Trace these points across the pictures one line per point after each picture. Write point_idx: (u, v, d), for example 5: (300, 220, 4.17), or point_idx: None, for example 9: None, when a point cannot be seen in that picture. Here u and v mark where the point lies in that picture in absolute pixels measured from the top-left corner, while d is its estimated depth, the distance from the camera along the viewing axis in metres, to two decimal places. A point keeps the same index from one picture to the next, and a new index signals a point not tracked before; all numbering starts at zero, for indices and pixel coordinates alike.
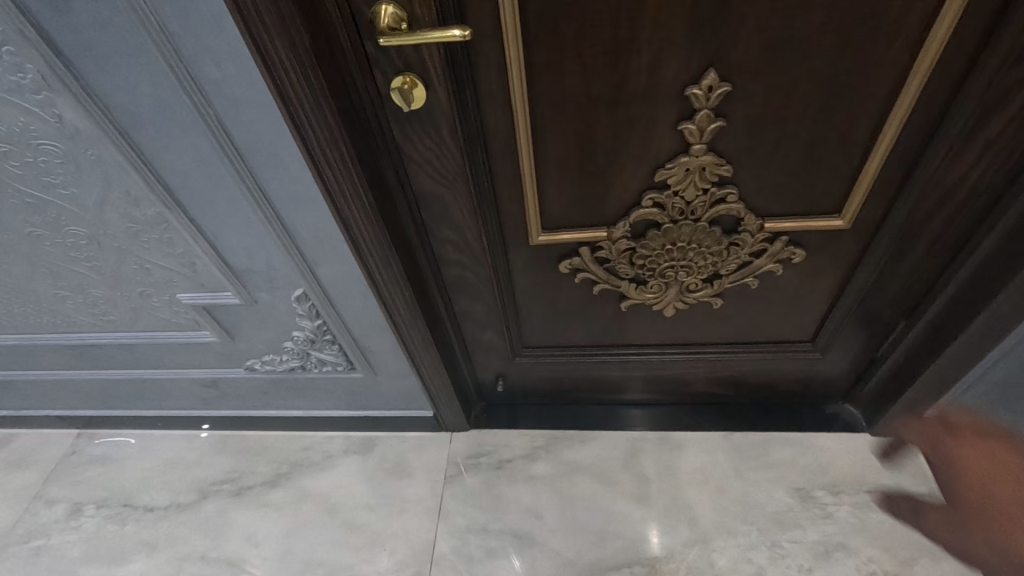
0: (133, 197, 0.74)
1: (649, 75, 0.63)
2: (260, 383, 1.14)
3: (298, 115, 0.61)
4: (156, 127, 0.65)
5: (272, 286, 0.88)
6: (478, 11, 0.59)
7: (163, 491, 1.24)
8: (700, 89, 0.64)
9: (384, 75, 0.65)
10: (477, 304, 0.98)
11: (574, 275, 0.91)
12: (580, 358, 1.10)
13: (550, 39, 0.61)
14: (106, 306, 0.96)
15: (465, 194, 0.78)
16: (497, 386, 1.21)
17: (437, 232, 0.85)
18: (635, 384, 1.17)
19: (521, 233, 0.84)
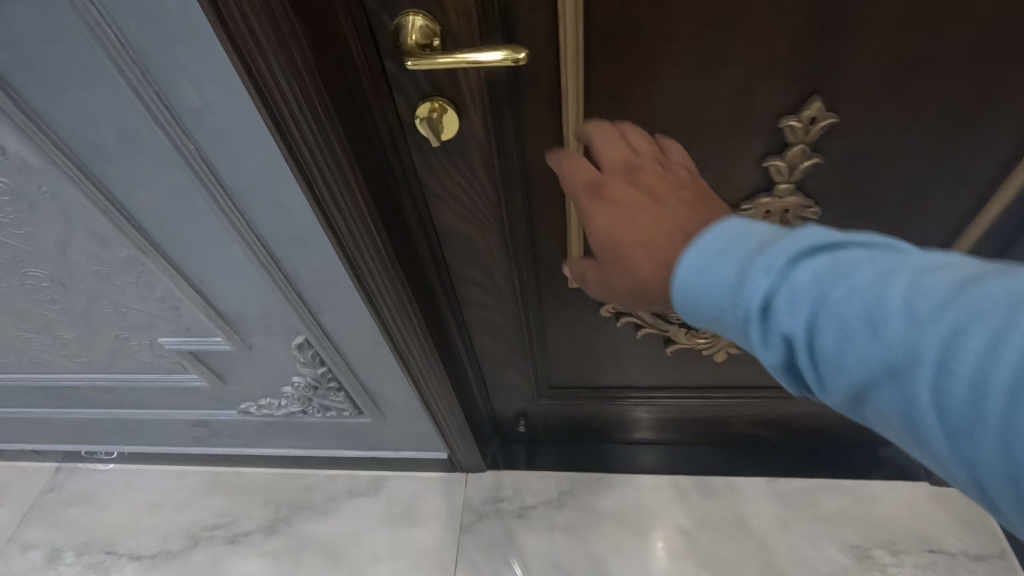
0: (101, 238, 0.62)
1: (734, 104, 0.51)
2: (256, 424, 1.02)
3: (300, 151, 0.49)
4: (123, 162, 0.52)
5: (267, 332, 0.76)
6: (529, 24, 0.47)
7: (150, 536, 1.13)
8: (798, 120, 0.52)
9: (408, 99, 0.53)
10: (502, 346, 0.87)
11: (617, 319, 0.80)
12: (612, 399, 1.00)
13: (617, 59, 0.49)
14: (77, 348, 0.83)
15: (497, 234, 0.66)
16: (517, 424, 1.10)
17: (460, 273, 0.73)
18: (670, 424, 1.07)
19: (558, 275, 0.73)
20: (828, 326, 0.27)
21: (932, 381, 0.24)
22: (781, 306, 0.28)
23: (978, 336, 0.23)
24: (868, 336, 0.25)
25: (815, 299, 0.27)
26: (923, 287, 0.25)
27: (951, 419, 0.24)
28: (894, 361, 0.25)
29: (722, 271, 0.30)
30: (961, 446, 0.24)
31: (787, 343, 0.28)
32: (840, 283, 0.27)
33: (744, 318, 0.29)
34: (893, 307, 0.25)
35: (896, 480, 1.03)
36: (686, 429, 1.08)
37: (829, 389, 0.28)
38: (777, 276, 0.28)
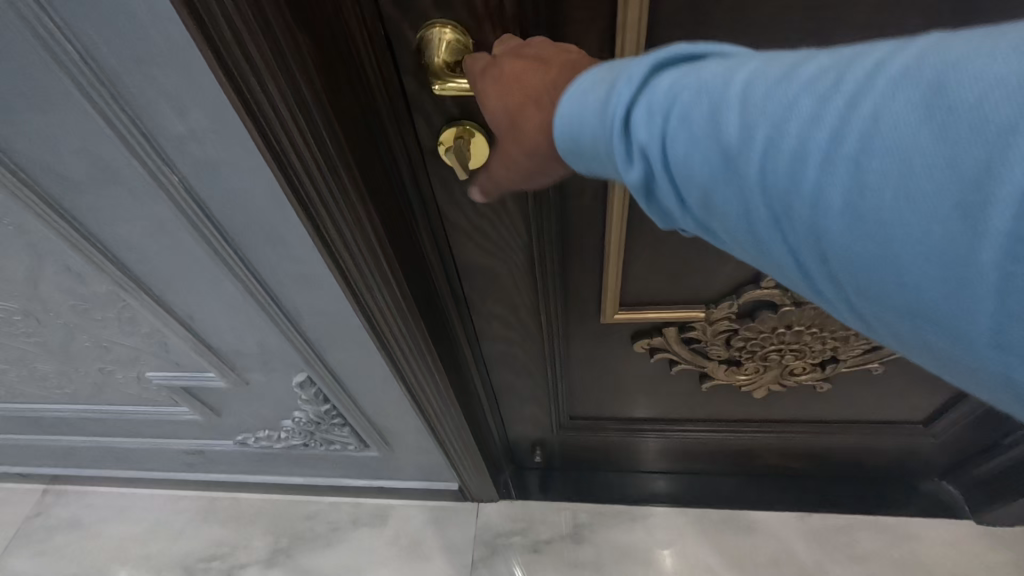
0: (75, 273, 0.54)
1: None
2: (254, 453, 0.96)
3: (303, 184, 0.42)
4: (95, 192, 0.45)
5: (266, 368, 0.69)
6: (581, 37, 0.41)
7: (142, 568, 1.07)
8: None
9: (430, 123, 0.46)
10: (522, 378, 0.80)
11: (650, 354, 0.73)
12: (636, 431, 0.93)
13: None
14: (58, 379, 0.76)
15: (525, 267, 0.59)
16: (534, 453, 1.03)
17: (481, 307, 0.66)
18: (697, 456, 1.00)
19: (590, 308, 0.66)
20: (675, 127, 0.23)
21: (761, 164, 0.21)
22: (632, 117, 0.25)
23: (814, 106, 0.20)
24: (704, 127, 0.22)
25: (656, 103, 0.24)
26: (760, 66, 0.22)
27: (786, 207, 0.21)
28: (730, 146, 0.22)
29: (584, 99, 0.27)
30: (804, 238, 0.21)
31: (646, 157, 0.25)
32: (689, 82, 0.23)
33: (608, 136, 0.26)
34: (728, 91, 0.22)
35: (937, 516, 0.97)
36: (713, 460, 1.01)
37: (679, 201, 0.25)
38: (637, 86, 0.25)
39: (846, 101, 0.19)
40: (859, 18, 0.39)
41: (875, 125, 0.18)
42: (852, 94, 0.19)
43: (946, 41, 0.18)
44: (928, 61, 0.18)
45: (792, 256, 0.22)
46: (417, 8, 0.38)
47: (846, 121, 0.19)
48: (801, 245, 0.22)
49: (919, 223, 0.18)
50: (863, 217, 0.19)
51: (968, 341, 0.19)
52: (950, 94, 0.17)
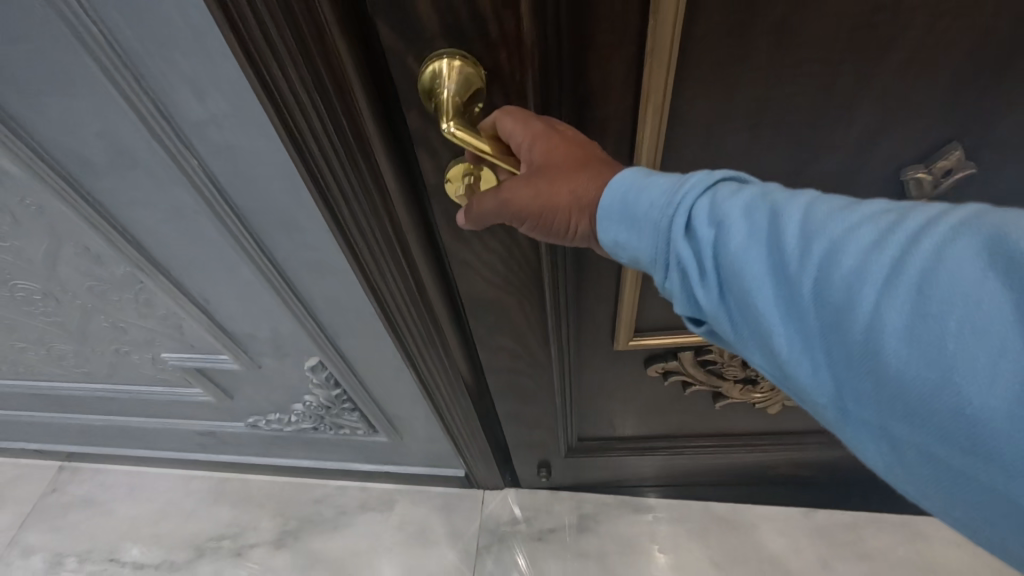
0: (94, 254, 0.55)
1: (846, 142, 0.44)
2: (265, 436, 0.97)
3: (324, 171, 0.42)
4: (113, 173, 0.45)
5: (279, 354, 0.70)
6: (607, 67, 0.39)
7: (154, 546, 1.09)
8: (927, 171, 0.46)
9: (436, 160, 0.43)
10: (531, 407, 0.79)
11: (664, 377, 0.74)
12: (645, 451, 0.93)
13: (714, 105, 0.41)
14: (75, 359, 0.77)
15: (534, 298, 0.58)
16: (541, 478, 1.02)
17: (489, 340, 0.64)
18: (705, 474, 1.00)
19: (604, 336, 0.66)
20: (734, 225, 0.27)
21: (818, 271, 0.25)
22: (694, 212, 0.29)
23: (878, 237, 0.24)
24: (767, 230, 0.27)
25: (718, 204, 0.28)
26: (822, 199, 0.27)
27: (839, 319, 0.24)
28: (788, 251, 0.26)
29: (646, 185, 0.31)
30: (861, 349, 0.24)
31: (703, 247, 0.29)
32: (759, 196, 0.28)
33: (667, 219, 0.30)
34: (794, 212, 0.26)
35: None
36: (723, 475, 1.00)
37: (716, 292, 0.29)
38: (703, 186, 0.30)
39: (905, 241, 0.23)
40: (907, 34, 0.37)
41: (939, 268, 0.22)
42: (911, 237, 0.23)
43: (994, 209, 0.22)
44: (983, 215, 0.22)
45: (834, 367, 0.25)
46: (424, 32, 0.35)
47: (907, 256, 0.23)
48: (844, 355, 0.25)
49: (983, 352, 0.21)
50: (915, 339, 0.22)
51: (1007, 475, 0.21)
52: (1005, 240, 0.21)
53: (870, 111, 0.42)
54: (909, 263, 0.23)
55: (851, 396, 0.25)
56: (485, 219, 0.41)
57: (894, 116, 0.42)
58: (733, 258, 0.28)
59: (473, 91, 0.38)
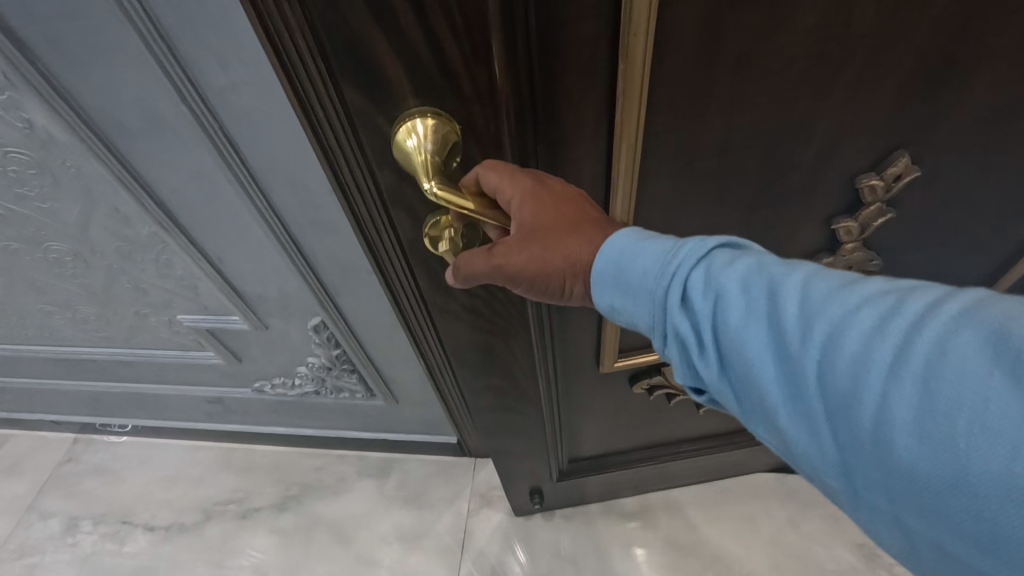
0: (123, 215, 0.62)
1: (802, 150, 0.49)
2: (270, 403, 1.04)
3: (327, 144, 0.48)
4: (146, 138, 0.52)
5: (285, 314, 0.77)
6: (581, 107, 0.41)
7: (164, 509, 1.15)
8: (881, 178, 0.51)
9: (414, 215, 0.45)
10: (521, 440, 0.81)
11: (649, 392, 0.80)
12: (634, 465, 0.97)
13: (681, 136, 0.45)
14: (97, 322, 0.84)
15: (523, 334, 0.60)
16: (533, 506, 1.01)
17: (478, 382, 0.66)
18: (689, 475, 1.04)
19: (589, 360, 0.72)
20: (732, 300, 0.30)
21: (818, 354, 0.27)
22: (693, 285, 0.32)
23: (879, 324, 0.26)
24: (767, 308, 0.29)
25: (716, 278, 0.31)
26: (818, 276, 0.29)
27: (846, 404, 0.26)
28: (789, 331, 0.28)
29: (643, 252, 0.34)
30: (865, 433, 0.26)
31: (705, 319, 0.32)
32: (757, 272, 0.30)
33: (668, 289, 0.33)
34: (793, 289, 0.29)
35: None
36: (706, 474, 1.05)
37: (716, 360, 0.32)
38: (701, 258, 0.32)
39: (905, 330, 0.25)
40: (847, 54, 0.41)
41: (942, 360, 0.23)
42: (910, 325, 0.25)
43: (992, 300, 0.24)
44: (983, 308, 0.24)
45: (836, 445, 0.27)
46: (395, 91, 0.36)
47: (908, 346, 0.24)
48: (850, 438, 0.27)
49: (993, 449, 0.22)
50: (923, 433, 0.24)
51: (1007, 561, 0.23)
52: (1009, 339, 0.22)
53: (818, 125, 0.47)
54: (912, 354, 0.24)
55: (859, 477, 0.27)
56: (474, 278, 0.42)
57: (842, 125, 0.47)
58: (734, 332, 0.30)
59: (450, 146, 0.39)
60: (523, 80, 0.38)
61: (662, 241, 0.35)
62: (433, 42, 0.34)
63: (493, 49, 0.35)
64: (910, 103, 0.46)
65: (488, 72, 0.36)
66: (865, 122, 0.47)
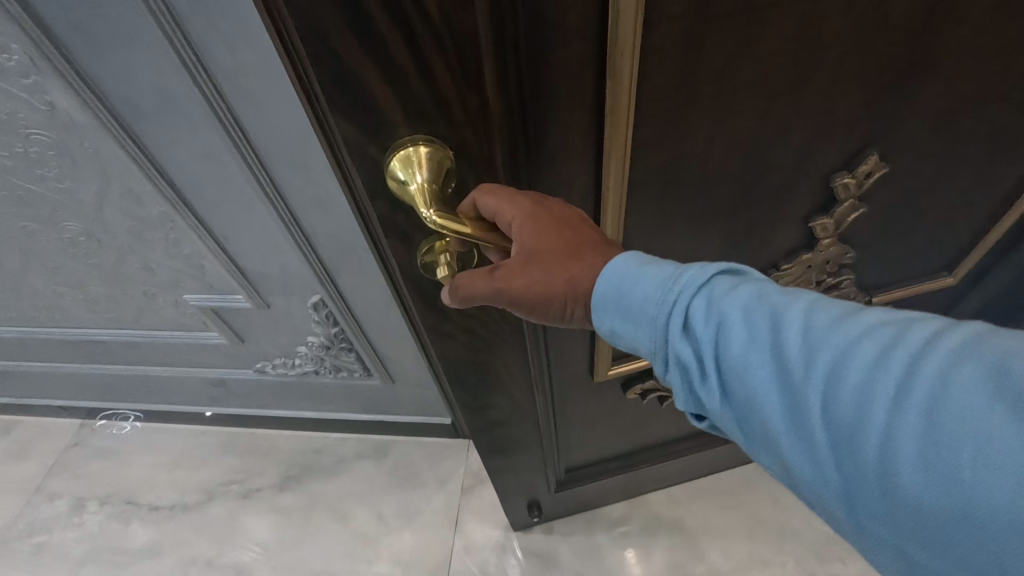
0: (136, 194, 0.66)
1: (783, 156, 0.50)
2: (271, 384, 1.08)
3: None
4: (159, 119, 0.57)
5: (286, 292, 0.81)
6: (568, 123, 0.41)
7: (169, 490, 1.19)
8: (852, 175, 0.53)
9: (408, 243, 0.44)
10: (519, 455, 0.82)
11: (642, 396, 0.82)
12: (631, 467, 0.98)
13: (668, 148, 0.45)
14: (107, 303, 0.88)
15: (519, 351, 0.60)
16: (532, 518, 1.02)
17: (476, 402, 0.66)
18: (682, 473, 1.06)
19: (583, 371, 0.72)
20: (732, 328, 0.30)
21: (821, 385, 0.27)
22: (693, 312, 0.32)
23: (881, 355, 0.26)
24: (768, 336, 0.29)
25: (716, 305, 0.31)
26: (816, 305, 0.29)
27: (852, 437, 0.26)
28: (791, 362, 0.28)
29: (642, 277, 0.34)
30: (870, 465, 0.26)
31: (706, 347, 0.32)
32: (756, 300, 0.30)
33: (668, 314, 0.33)
34: (794, 319, 0.29)
35: None
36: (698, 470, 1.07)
37: (717, 388, 0.32)
38: (700, 285, 0.32)
39: (906, 362, 0.25)
40: (824, 61, 0.42)
41: (949, 394, 0.24)
42: (911, 358, 0.25)
43: (993, 331, 0.24)
44: (987, 342, 0.24)
45: (840, 479, 0.27)
46: (386, 118, 0.35)
47: (911, 378, 0.25)
48: (858, 472, 0.26)
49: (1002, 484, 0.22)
50: (937, 472, 0.24)
51: None
52: (1013, 374, 0.22)
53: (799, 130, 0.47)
54: (916, 386, 0.25)
55: (867, 516, 0.27)
56: (473, 300, 0.41)
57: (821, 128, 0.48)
58: (735, 362, 0.30)
59: (445, 172, 0.38)
60: (512, 100, 0.37)
61: (660, 266, 0.35)
62: (423, 66, 0.33)
63: (485, 72, 0.35)
64: (883, 105, 0.47)
65: (479, 94, 0.36)
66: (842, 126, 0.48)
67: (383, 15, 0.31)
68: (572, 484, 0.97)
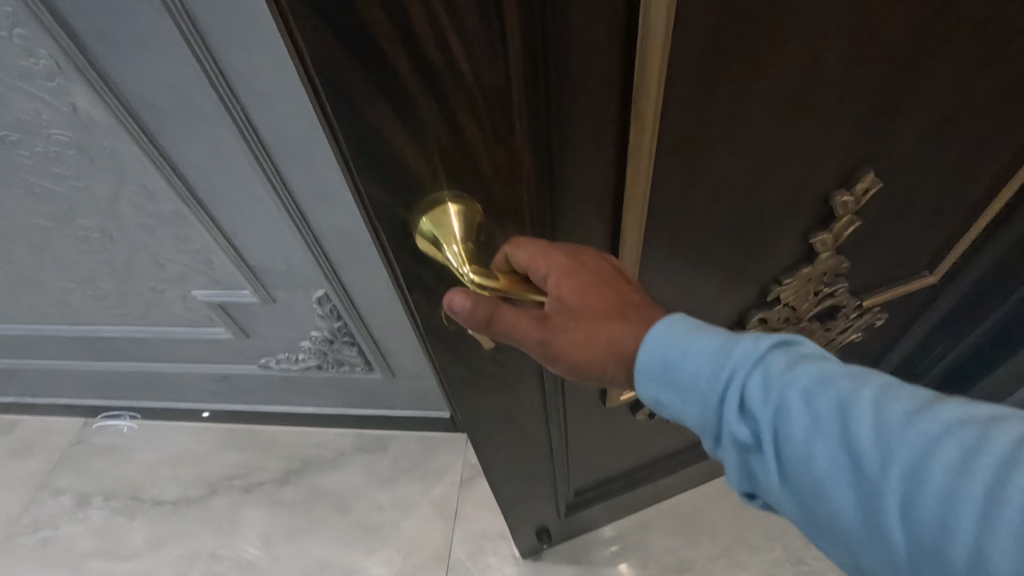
0: (150, 191, 0.70)
1: (791, 184, 0.50)
2: (274, 379, 1.11)
3: None
4: (176, 119, 0.60)
5: (291, 287, 0.84)
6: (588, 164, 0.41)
7: (172, 485, 1.22)
8: (850, 193, 0.53)
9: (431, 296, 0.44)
10: (530, 485, 0.82)
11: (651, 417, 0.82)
12: (636, 483, 0.99)
13: (684, 182, 0.45)
14: (117, 299, 0.91)
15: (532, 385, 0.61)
16: (542, 547, 1.02)
17: (490, 440, 0.66)
18: (685, 482, 1.07)
19: (594, 397, 0.73)
20: (796, 414, 0.33)
21: (894, 480, 0.29)
22: (756, 394, 0.34)
23: (957, 455, 0.27)
24: (835, 425, 0.31)
25: (781, 388, 0.33)
26: (886, 396, 0.31)
27: (935, 540, 0.27)
28: (861, 453, 0.30)
29: (703, 354, 0.37)
30: (945, 562, 0.27)
31: (769, 428, 0.34)
32: (822, 389, 0.32)
33: (730, 394, 0.35)
34: (866, 411, 0.30)
35: None
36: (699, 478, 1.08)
37: (782, 469, 0.34)
38: (764, 368, 0.35)
39: (985, 466, 0.26)
40: (830, 94, 0.43)
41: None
42: (990, 462, 0.26)
43: None
44: None
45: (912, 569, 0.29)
46: (418, 174, 0.35)
47: (991, 482, 0.26)
48: (933, 567, 0.28)
49: None
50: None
51: None
52: None
53: (808, 158, 0.48)
54: (1003, 505, 0.25)
55: None
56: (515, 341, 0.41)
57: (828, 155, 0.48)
58: (800, 447, 0.32)
59: (476, 227, 0.38)
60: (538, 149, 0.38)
61: (715, 334, 0.38)
62: (456, 127, 0.33)
63: (514, 128, 0.35)
64: (885, 128, 0.48)
65: (508, 150, 0.36)
66: (847, 152, 0.49)
67: (417, 82, 0.31)
68: (581, 508, 0.97)
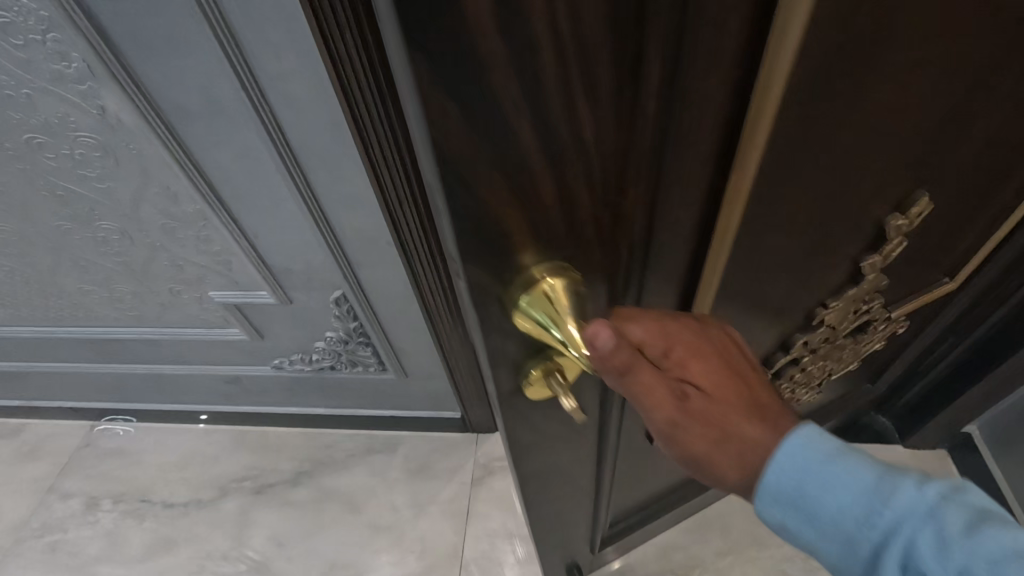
0: (172, 192, 0.70)
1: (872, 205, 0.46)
2: (286, 380, 1.12)
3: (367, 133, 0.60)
4: (204, 121, 0.61)
5: (309, 288, 0.85)
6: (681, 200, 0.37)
7: (182, 487, 1.21)
8: (905, 218, 0.50)
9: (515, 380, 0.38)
10: (574, 534, 0.79)
11: None
12: (665, 507, 0.97)
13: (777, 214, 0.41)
14: (132, 301, 0.92)
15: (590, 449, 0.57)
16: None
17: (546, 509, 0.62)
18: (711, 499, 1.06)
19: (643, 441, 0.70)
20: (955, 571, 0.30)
21: None
22: (910, 536, 0.32)
23: None
24: None
25: (942, 541, 0.31)
26: None
27: None
28: None
29: (849, 483, 0.35)
30: None
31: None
32: (997, 554, 0.29)
33: (879, 531, 0.34)
34: None
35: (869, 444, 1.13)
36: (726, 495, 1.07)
37: None
38: (924, 515, 0.32)
39: None
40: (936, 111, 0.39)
41: None
42: None
43: None
44: None
45: None
46: (531, 245, 0.31)
47: None
48: None
49: None
50: None
51: None
52: None
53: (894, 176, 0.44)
54: None
55: None
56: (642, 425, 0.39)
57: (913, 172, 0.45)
58: None
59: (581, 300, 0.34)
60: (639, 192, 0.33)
61: (863, 464, 0.35)
62: (573, 190, 0.30)
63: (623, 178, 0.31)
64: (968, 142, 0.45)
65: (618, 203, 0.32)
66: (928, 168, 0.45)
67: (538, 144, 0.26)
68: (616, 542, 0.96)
